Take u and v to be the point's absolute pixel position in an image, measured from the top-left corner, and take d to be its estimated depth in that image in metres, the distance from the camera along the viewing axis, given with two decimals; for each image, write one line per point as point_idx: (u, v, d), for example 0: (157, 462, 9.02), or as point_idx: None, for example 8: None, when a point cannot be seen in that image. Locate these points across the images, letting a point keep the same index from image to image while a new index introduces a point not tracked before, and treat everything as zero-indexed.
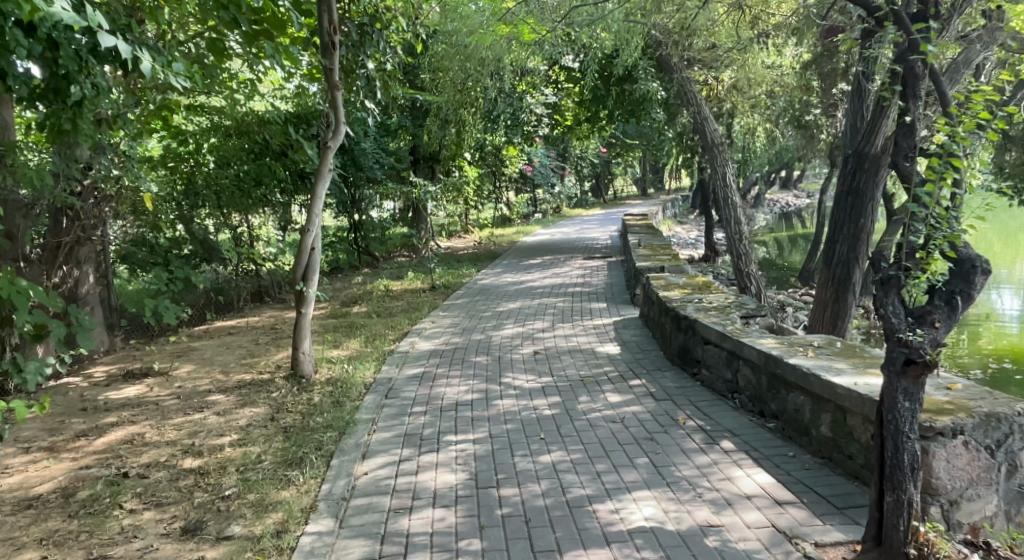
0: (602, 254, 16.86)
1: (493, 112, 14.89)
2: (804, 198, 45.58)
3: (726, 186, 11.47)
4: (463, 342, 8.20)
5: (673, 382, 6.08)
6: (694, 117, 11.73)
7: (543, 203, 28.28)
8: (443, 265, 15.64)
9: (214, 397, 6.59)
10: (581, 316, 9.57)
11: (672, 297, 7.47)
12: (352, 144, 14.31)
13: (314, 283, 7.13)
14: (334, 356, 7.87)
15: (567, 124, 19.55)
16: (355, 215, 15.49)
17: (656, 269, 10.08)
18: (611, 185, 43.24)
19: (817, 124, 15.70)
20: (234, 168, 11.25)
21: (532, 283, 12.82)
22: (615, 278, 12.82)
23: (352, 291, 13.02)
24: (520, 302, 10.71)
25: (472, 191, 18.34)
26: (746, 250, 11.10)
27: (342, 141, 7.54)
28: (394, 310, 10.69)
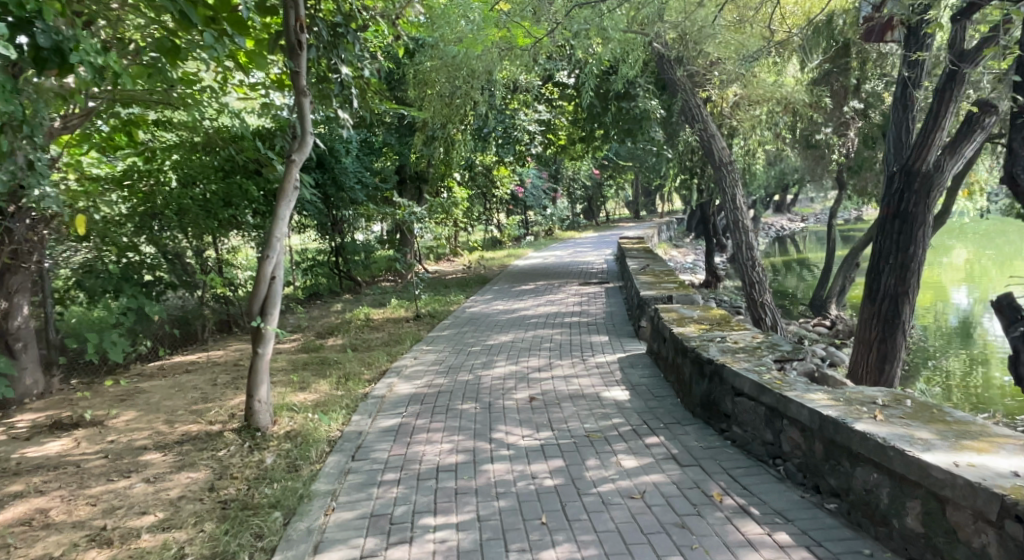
0: (599, 279, 15.88)
1: (484, 130, 13.97)
2: (800, 221, 44.82)
3: (736, 209, 10.53)
4: (449, 384, 7.16)
5: (698, 440, 5.07)
6: (699, 135, 10.73)
7: (534, 225, 27.40)
8: (430, 291, 14.68)
9: (147, 457, 5.60)
10: (582, 351, 8.55)
11: (690, 334, 6.48)
12: (334, 163, 13.28)
13: (274, 318, 6.09)
14: (296, 401, 6.88)
15: (560, 144, 18.68)
16: (336, 238, 14.55)
17: (664, 301, 9.07)
18: (604, 206, 42.43)
19: (827, 145, 14.02)
20: (199, 187, 10.23)
21: (526, 313, 11.76)
22: (616, 306, 11.84)
23: (330, 320, 12.00)
24: (514, 335, 9.69)
25: (460, 213, 17.42)
26: (761, 277, 10.13)
27: (309, 155, 6.39)
28: (375, 344, 9.68)
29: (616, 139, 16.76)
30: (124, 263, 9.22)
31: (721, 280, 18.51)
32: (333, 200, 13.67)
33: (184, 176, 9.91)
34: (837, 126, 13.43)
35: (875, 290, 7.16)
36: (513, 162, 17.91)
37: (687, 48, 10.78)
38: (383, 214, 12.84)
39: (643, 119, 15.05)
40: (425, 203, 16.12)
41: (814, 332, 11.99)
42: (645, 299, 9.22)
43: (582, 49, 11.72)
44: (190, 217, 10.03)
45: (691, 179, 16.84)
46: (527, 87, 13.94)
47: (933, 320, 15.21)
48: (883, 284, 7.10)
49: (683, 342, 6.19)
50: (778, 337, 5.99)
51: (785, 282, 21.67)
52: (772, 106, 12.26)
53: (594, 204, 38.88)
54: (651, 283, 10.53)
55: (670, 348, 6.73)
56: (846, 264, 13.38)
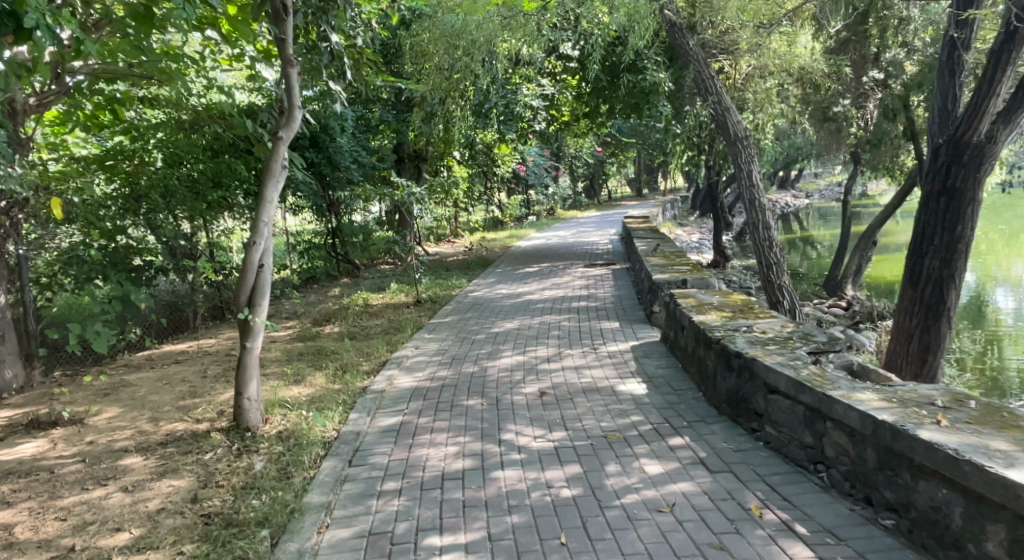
0: (605, 260, 15.39)
1: (485, 105, 13.45)
2: (804, 198, 44.23)
3: (752, 186, 9.96)
4: (452, 377, 6.71)
5: (727, 442, 4.60)
6: (713, 108, 10.20)
7: (535, 204, 26.87)
8: (430, 274, 14.22)
9: (128, 461, 5.15)
10: (592, 339, 8.09)
11: (712, 323, 6.02)
12: (329, 142, 12.75)
13: (262, 310, 5.61)
14: (288, 397, 6.43)
15: (563, 119, 18.19)
16: (333, 220, 14.17)
17: (678, 286, 8.60)
18: (606, 185, 41.82)
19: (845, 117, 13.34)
20: (187, 166, 9.77)
21: (531, 297, 11.30)
22: (625, 290, 11.36)
23: (327, 306, 11.53)
24: (520, 321, 9.24)
25: (460, 193, 16.93)
26: (778, 259, 9.62)
27: (297, 130, 5.88)
28: (375, 332, 9.22)
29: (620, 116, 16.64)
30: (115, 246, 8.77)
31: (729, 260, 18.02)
32: (329, 180, 13.16)
33: (172, 155, 9.47)
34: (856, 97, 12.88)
35: (918, 275, 6.91)
36: (515, 140, 17.37)
37: (702, 13, 10.33)
38: (382, 194, 12.34)
39: (651, 89, 14.47)
40: (424, 183, 15.60)
41: (831, 315, 11.55)
42: (658, 283, 8.74)
43: (588, 18, 11.20)
44: (179, 200, 9.57)
45: (700, 156, 16.37)
46: (531, 59, 13.39)
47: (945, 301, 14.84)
48: (926, 269, 6.83)
49: (705, 331, 5.70)
50: (811, 325, 5.53)
51: (793, 261, 21.18)
52: (787, 78, 11.73)
53: (596, 182, 38.26)
54: (663, 265, 10.03)
55: (690, 338, 6.25)
56: (862, 244, 12.87)
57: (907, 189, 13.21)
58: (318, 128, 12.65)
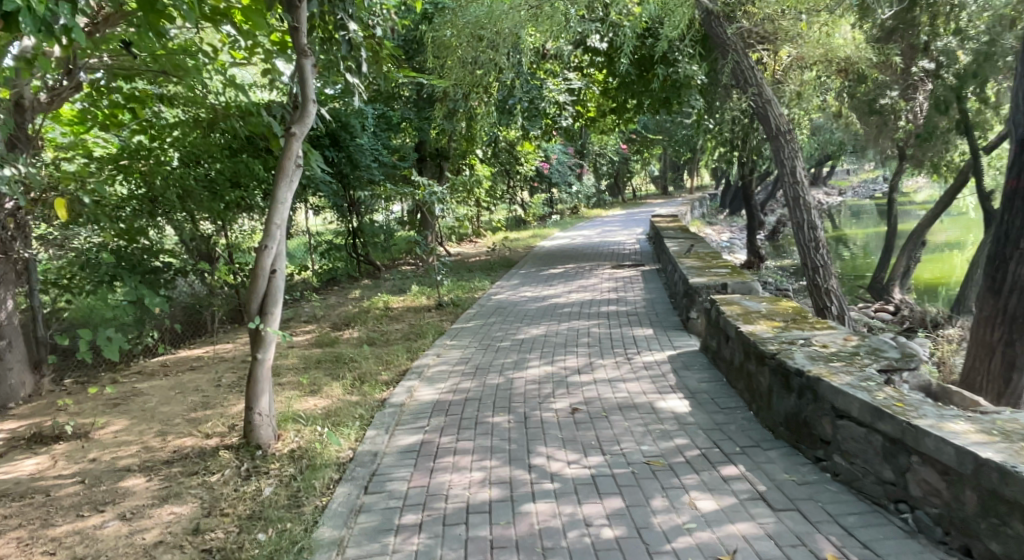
0: (633, 261, 14.88)
1: (510, 101, 13.04)
2: (833, 196, 43.26)
3: (796, 183, 9.44)
4: (476, 390, 6.25)
5: (789, 473, 4.22)
6: (752, 101, 9.74)
7: (559, 203, 26.34)
8: (454, 276, 13.79)
9: (130, 482, 4.70)
10: (624, 347, 7.60)
11: (765, 333, 5.57)
12: (350, 140, 12.39)
13: (274, 318, 5.18)
14: (302, 409, 6.01)
15: (589, 116, 17.78)
16: (353, 220, 13.81)
17: (717, 290, 8.11)
18: (630, 183, 41.14)
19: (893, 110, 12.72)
20: (206, 166, 9.32)
21: (558, 301, 10.81)
22: (656, 293, 10.85)
23: (347, 309, 11.13)
24: (547, 327, 8.76)
25: (483, 192, 16.51)
26: (825, 262, 9.18)
27: (310, 125, 5.42)
28: (397, 337, 8.80)
29: (648, 111, 16.17)
30: (127, 247, 8.45)
31: (762, 261, 17.43)
32: (349, 179, 12.78)
33: (190, 155, 9.02)
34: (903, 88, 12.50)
35: (1003, 283, 6.26)
36: (540, 137, 16.91)
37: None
38: (403, 194, 11.93)
39: (682, 83, 13.95)
40: (446, 181, 15.19)
41: (876, 320, 11.00)
42: (694, 287, 8.24)
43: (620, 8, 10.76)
44: (197, 202, 9.15)
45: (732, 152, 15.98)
46: (558, 52, 12.95)
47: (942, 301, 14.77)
48: (1012, 276, 6.19)
49: (756, 344, 5.24)
50: (875, 338, 5.05)
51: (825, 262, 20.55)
52: (830, 68, 11.16)
53: (620, 181, 37.62)
54: (699, 267, 9.52)
55: (737, 350, 5.79)
56: (910, 245, 12.57)
57: (958, 185, 12.91)
58: (337, 126, 12.29)
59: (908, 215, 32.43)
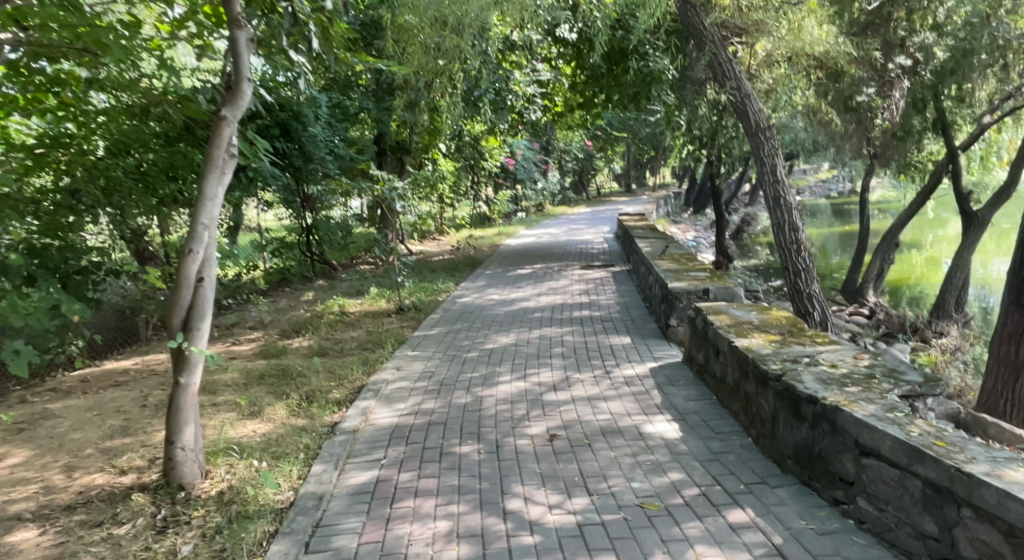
0: (602, 261, 14.26)
1: (475, 92, 12.38)
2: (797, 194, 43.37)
3: (778, 181, 8.84)
4: (440, 412, 5.54)
5: (805, 520, 3.62)
6: (732, 94, 9.19)
7: (524, 200, 25.73)
8: (415, 276, 13.08)
9: (19, 535, 3.98)
10: (601, 359, 6.94)
11: (762, 347, 4.94)
12: (301, 131, 11.57)
13: (200, 335, 4.44)
14: (237, 437, 5.26)
15: (557, 110, 17.23)
16: (307, 216, 13.05)
17: (701, 296, 7.54)
18: (595, 179, 40.72)
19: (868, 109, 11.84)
20: (135, 158, 8.40)
21: (526, 305, 10.17)
22: (630, 297, 10.23)
23: (298, 314, 10.35)
24: (516, 335, 8.08)
25: (446, 188, 15.81)
26: (807, 264, 8.54)
27: (244, 108, 4.66)
28: (350, 347, 8.07)
29: (617, 106, 15.69)
30: (57, 246, 7.70)
31: (732, 261, 16.95)
32: (302, 173, 12.00)
33: (121, 146, 8.14)
34: (880, 85, 11.53)
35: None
36: (505, 130, 16.25)
37: None
38: (360, 189, 11.15)
39: (654, 76, 13.35)
40: (407, 176, 14.44)
41: (856, 324, 10.57)
42: (673, 293, 7.62)
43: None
44: (121, 194, 8.30)
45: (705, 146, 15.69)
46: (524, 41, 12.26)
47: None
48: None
49: (756, 362, 4.59)
50: (890, 357, 4.45)
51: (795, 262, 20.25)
52: (810, 61, 10.63)
53: (586, 176, 37.16)
54: (677, 269, 8.92)
55: (731, 368, 5.13)
56: (884, 246, 11.85)
57: (933, 185, 12.09)
58: (286, 115, 11.45)
59: (871, 214, 32.44)
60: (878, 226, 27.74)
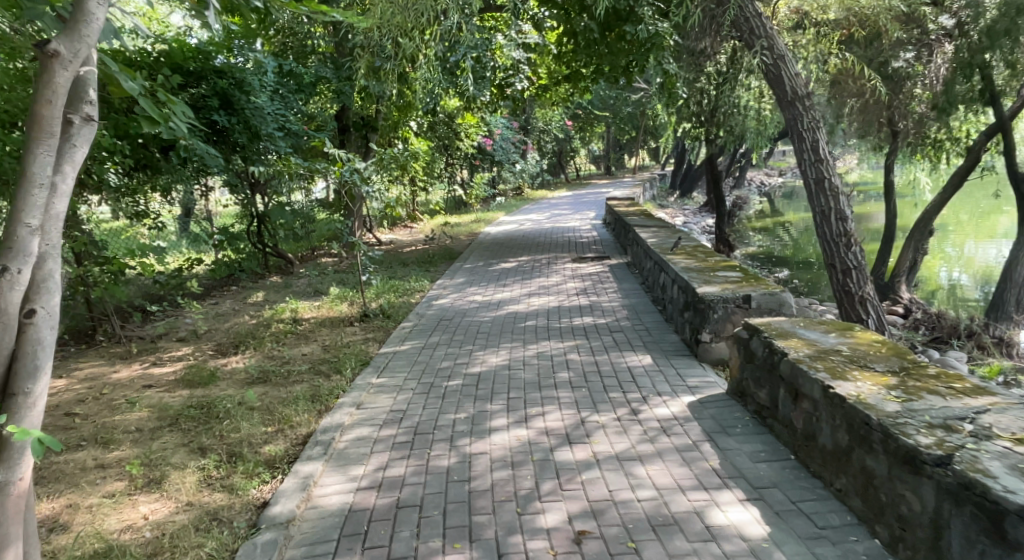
0: (594, 252, 12.72)
1: (452, 57, 10.82)
2: (777, 178, 42.46)
3: (819, 161, 7.33)
4: (412, 486, 3.98)
5: None
6: (762, 54, 7.70)
7: (502, 183, 24.12)
8: (384, 271, 11.50)
9: None
10: (620, 389, 5.38)
11: (879, 394, 3.44)
12: (243, 101, 9.98)
13: (32, 402, 2.97)
14: (114, 535, 3.74)
15: (541, 83, 15.79)
16: (258, 203, 11.39)
17: (739, 305, 6.02)
18: (573, 162, 39.11)
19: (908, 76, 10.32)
20: (22, 132, 6.56)
21: (515, 308, 8.62)
22: (637, 299, 8.66)
23: (241, 321, 8.69)
24: (508, 354, 6.51)
25: (419, 169, 14.20)
26: (859, 262, 7.07)
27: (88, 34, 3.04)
28: (297, 371, 6.46)
29: (607, 76, 14.32)
30: None
31: (731, 250, 15.50)
32: (249, 151, 10.40)
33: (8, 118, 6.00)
34: (920, 49, 10.15)
35: None
36: (484, 104, 14.69)
37: None
38: (314, 170, 9.48)
39: (654, 42, 11.90)
40: (373, 156, 12.82)
41: (895, 325, 9.19)
42: (702, 301, 6.11)
43: None
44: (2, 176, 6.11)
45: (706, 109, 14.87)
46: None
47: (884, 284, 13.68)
48: None
49: (888, 430, 3.11)
50: None
51: (793, 249, 18.92)
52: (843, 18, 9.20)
53: (564, 159, 35.56)
54: (699, 267, 7.39)
55: (825, 423, 3.62)
56: (916, 234, 10.33)
57: (971, 165, 10.58)
58: (227, 82, 9.91)
59: (862, 196, 31.25)
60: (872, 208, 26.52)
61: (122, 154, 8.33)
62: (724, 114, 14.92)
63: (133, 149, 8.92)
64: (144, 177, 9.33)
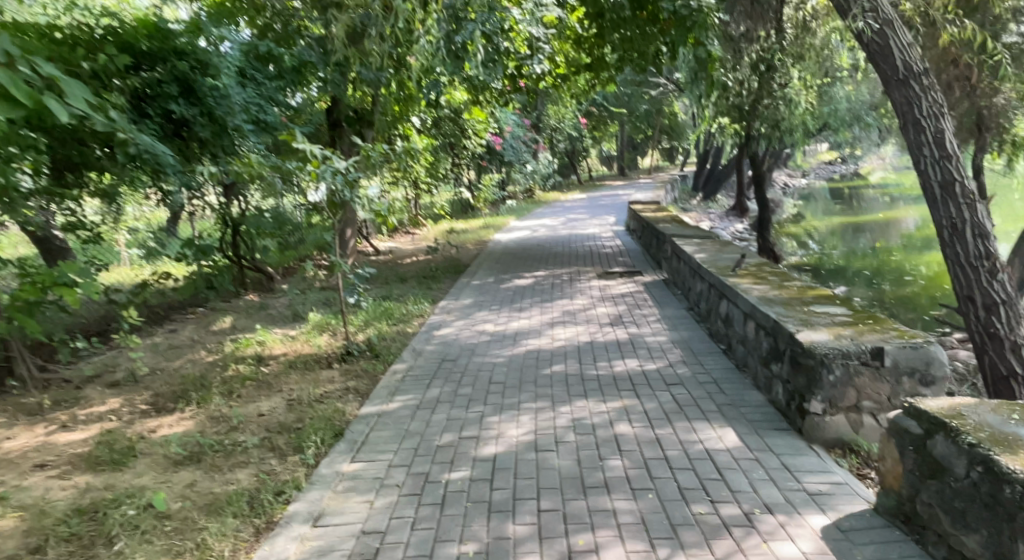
0: (624, 265, 10.99)
1: (464, 33, 9.15)
2: (796, 180, 40.55)
3: (945, 159, 5.68)
4: None
5: None
6: (864, 21, 5.99)
7: (512, 185, 22.28)
8: (379, 289, 9.78)
9: None
10: (709, 498, 3.67)
11: None
12: (206, 87, 8.29)
13: None
14: None
15: (559, 73, 14.04)
16: (232, 208, 9.64)
17: (867, 362, 4.28)
18: (586, 163, 37.18)
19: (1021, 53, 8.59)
20: None
21: (533, 344, 6.86)
22: (690, 334, 6.84)
23: (194, 359, 6.93)
24: (534, 423, 4.74)
25: (420, 169, 12.47)
26: (1008, 295, 5.53)
27: None
28: (243, 443, 4.68)
29: (633, 67, 12.61)
30: None
31: (775, 262, 13.78)
32: (210, 147, 8.67)
33: None
34: None
35: None
36: (495, 96, 12.98)
37: None
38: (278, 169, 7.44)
39: (693, 20, 10.39)
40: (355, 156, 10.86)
41: None
42: (808, 357, 4.39)
43: None
44: None
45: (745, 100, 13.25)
46: None
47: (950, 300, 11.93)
48: None
49: None
50: None
51: (836, 258, 17.14)
52: None
53: (577, 159, 33.61)
54: (782, 300, 5.65)
55: None
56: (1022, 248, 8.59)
57: None
58: (188, 65, 8.22)
59: (889, 199, 29.44)
60: (905, 212, 24.73)
61: (36, 145, 6.43)
62: (767, 104, 13.22)
63: (63, 146, 7.20)
64: (75, 177, 7.61)
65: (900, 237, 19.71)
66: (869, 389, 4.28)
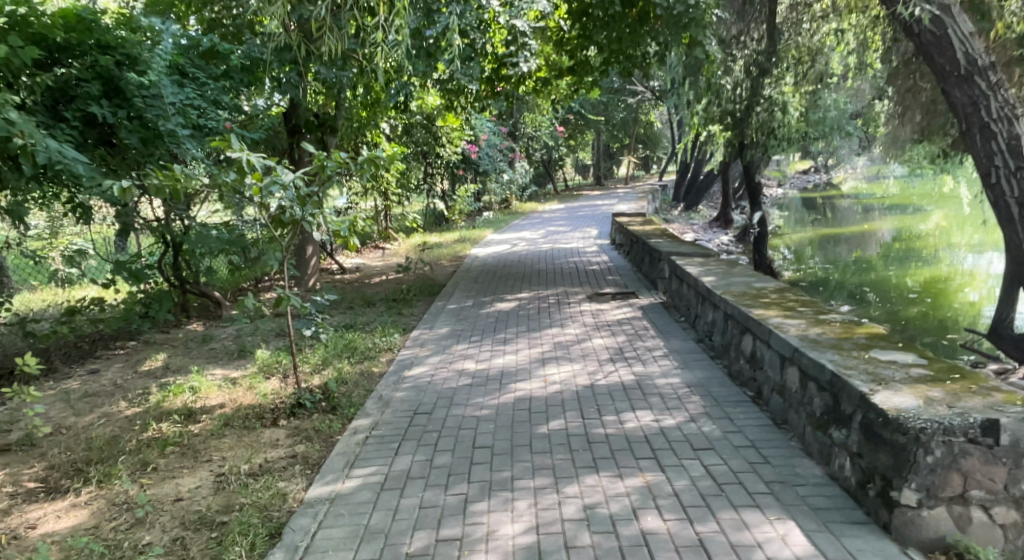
0: (615, 285, 9.93)
1: (437, 24, 8.02)
2: (775, 188, 39.87)
3: (1018, 168, 5.71)
4: None
5: None
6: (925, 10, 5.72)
7: (487, 195, 21.20)
8: (341, 317, 8.61)
9: None
10: None
11: None
12: (132, 85, 7.14)
13: None
14: None
15: (540, 76, 12.98)
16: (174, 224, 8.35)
17: (975, 441, 3.24)
18: (562, 172, 36.19)
19: None
20: None
21: (523, 389, 5.72)
22: (707, 374, 5.74)
23: (109, 414, 5.76)
24: (532, 516, 3.68)
25: (390, 179, 11.33)
26: None
27: None
28: (146, 551, 3.70)
29: (619, 71, 11.60)
30: None
31: (774, 277, 12.83)
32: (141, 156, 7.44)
33: None
34: None
35: None
36: (471, 101, 11.89)
37: None
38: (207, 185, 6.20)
39: (690, 16, 9.38)
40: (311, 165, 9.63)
41: None
42: (895, 432, 3.35)
43: None
44: None
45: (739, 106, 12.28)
46: None
47: (961, 319, 11.01)
48: None
49: None
50: None
51: (831, 271, 16.24)
52: None
53: (553, 169, 32.58)
54: (837, 336, 4.57)
55: None
56: None
57: None
58: (113, 60, 7.07)
59: (864, 208, 28.87)
60: (884, 221, 24.07)
61: None
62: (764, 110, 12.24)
63: None
64: None
65: (882, 247, 18.97)
66: (980, 472, 3.24)
